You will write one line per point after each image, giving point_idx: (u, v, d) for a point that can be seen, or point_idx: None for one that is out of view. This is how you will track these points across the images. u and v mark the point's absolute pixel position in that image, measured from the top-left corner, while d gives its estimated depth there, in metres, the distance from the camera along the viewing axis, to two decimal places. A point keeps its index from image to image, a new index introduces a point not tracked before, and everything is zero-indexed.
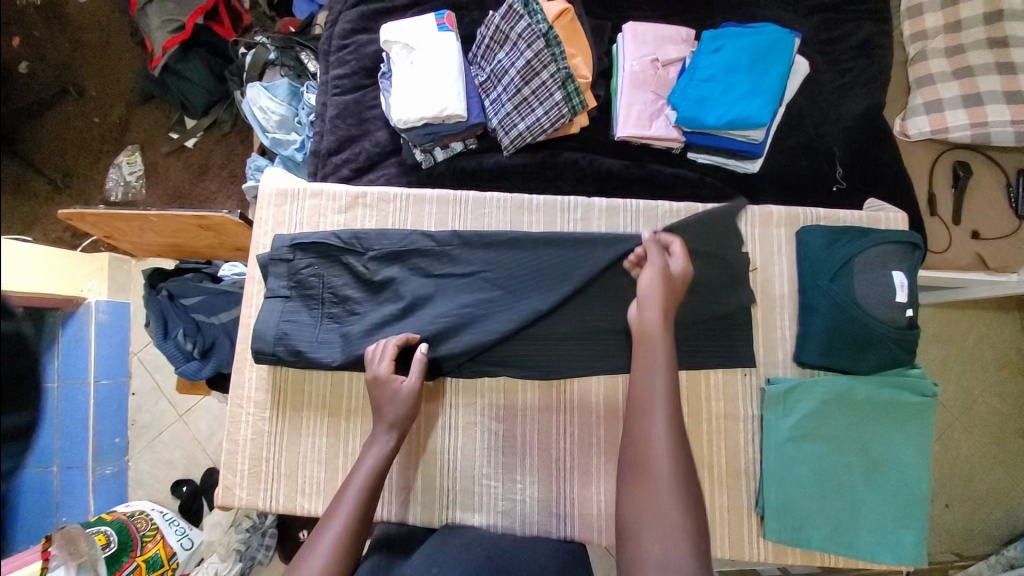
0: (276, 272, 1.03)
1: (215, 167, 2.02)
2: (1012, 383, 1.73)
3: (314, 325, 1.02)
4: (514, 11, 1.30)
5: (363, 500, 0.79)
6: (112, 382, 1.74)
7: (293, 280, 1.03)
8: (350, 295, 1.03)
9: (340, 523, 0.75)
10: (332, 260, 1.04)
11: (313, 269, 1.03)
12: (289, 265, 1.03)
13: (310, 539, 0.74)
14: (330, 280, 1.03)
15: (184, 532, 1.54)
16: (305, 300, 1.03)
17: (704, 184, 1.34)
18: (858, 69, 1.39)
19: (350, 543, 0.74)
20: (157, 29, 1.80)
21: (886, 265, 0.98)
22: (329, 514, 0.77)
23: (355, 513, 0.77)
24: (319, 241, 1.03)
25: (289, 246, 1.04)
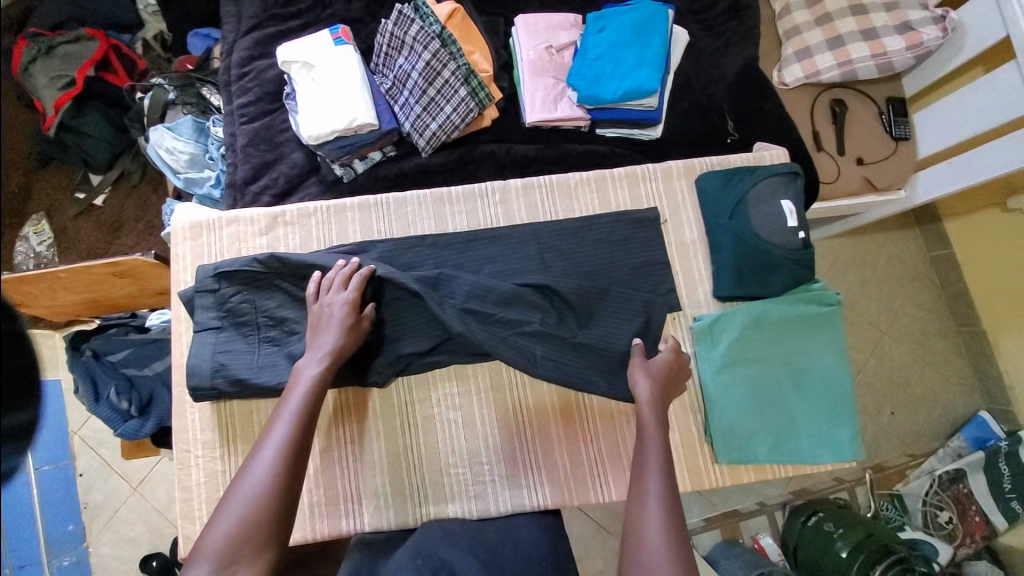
0: (203, 304, 1.01)
1: (130, 222, 1.94)
2: (924, 291, 1.92)
3: (252, 351, 1.01)
4: (406, 16, 1.35)
5: (303, 413, 0.83)
6: (56, 466, 1.63)
7: (222, 309, 1.01)
8: (284, 313, 1.02)
9: (284, 431, 0.81)
10: (260, 285, 1.02)
11: (241, 294, 1.02)
12: (216, 295, 1.01)
13: (251, 455, 0.78)
14: (261, 303, 1.02)
15: None
16: (238, 328, 1.01)
17: (615, 155, 1.42)
18: (731, 31, 1.53)
19: (294, 450, 0.79)
20: (45, 88, 1.73)
21: (774, 196, 1.09)
22: (272, 425, 0.82)
23: (294, 425, 0.81)
24: (242, 269, 1.01)
25: (212, 275, 1.02)
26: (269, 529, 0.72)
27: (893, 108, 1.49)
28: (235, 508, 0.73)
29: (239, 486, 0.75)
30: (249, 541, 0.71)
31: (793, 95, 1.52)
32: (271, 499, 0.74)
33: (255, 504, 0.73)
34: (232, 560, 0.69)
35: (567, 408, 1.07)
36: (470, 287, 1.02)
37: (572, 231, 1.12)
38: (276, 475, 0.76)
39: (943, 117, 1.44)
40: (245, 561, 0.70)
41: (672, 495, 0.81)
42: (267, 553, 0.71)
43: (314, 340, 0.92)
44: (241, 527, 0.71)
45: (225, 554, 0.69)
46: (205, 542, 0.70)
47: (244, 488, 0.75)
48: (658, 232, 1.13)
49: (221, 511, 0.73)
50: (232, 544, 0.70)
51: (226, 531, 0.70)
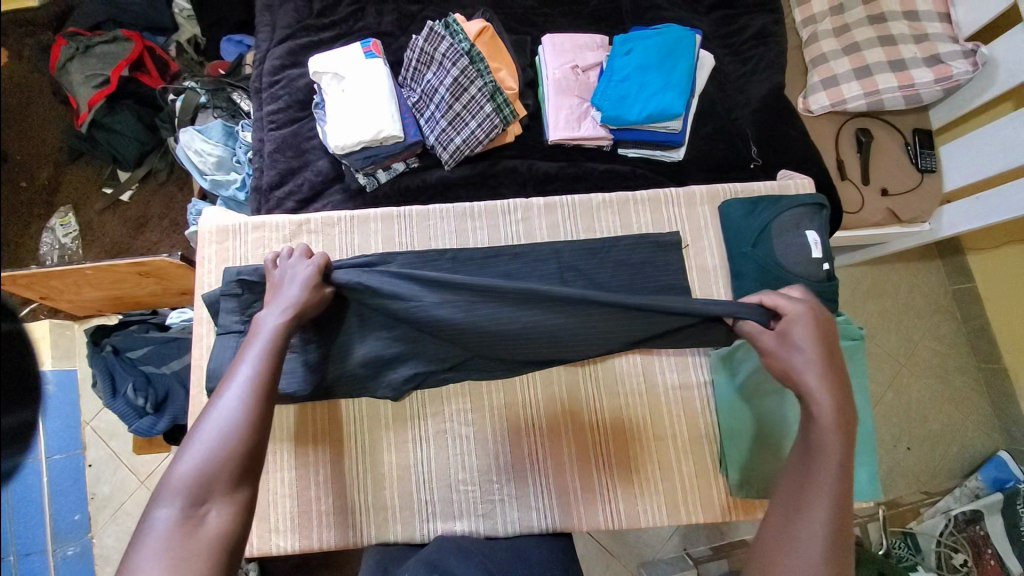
0: (226, 308, 1.02)
1: (154, 218, 1.98)
2: (945, 325, 1.88)
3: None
4: (436, 33, 1.37)
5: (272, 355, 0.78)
6: (66, 455, 1.65)
7: (245, 313, 1.02)
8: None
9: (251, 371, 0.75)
10: None
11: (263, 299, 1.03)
12: (239, 300, 1.02)
13: (216, 391, 0.71)
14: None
15: None
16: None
17: (637, 176, 1.42)
18: (757, 57, 1.53)
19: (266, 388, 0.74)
20: (80, 85, 1.80)
21: (799, 226, 1.07)
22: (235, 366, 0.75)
23: (261, 362, 0.75)
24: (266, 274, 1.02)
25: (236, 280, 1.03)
26: (244, 462, 0.67)
27: (920, 140, 1.48)
28: (204, 444, 0.67)
29: (206, 425, 0.68)
30: (220, 476, 0.65)
31: (818, 123, 1.51)
32: (245, 433, 0.69)
33: (225, 438, 0.67)
34: (205, 493, 0.64)
35: (580, 430, 1.05)
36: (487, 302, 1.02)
37: (592, 252, 1.12)
38: (249, 410, 0.70)
39: (973, 150, 1.42)
40: (218, 495, 0.64)
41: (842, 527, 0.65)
42: (245, 488, 0.67)
43: (277, 294, 0.88)
44: (210, 462, 0.65)
45: (197, 488, 0.64)
46: (171, 480, 0.63)
47: (212, 425, 0.68)
48: (678, 257, 1.12)
49: (186, 447, 0.66)
50: (203, 478, 0.64)
51: (193, 468, 0.65)
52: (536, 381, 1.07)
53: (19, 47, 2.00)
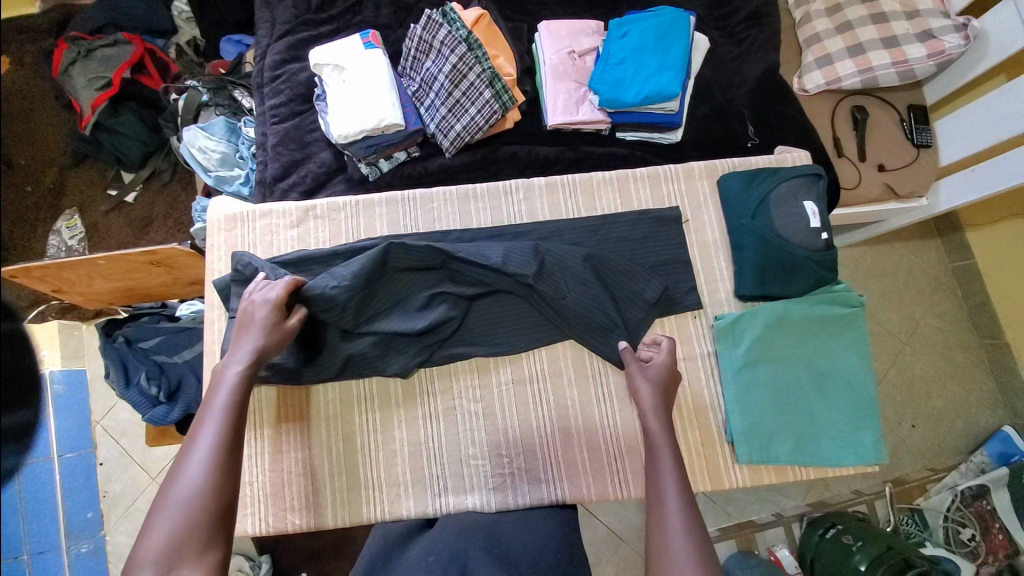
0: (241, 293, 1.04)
1: (159, 219, 2.00)
2: (946, 302, 1.89)
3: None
4: (433, 21, 1.39)
5: (231, 415, 0.80)
6: (77, 454, 1.67)
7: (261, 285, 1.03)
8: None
9: (212, 434, 0.77)
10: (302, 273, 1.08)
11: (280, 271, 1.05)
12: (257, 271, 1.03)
13: (180, 458, 0.74)
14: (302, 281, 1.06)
15: None
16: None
17: (635, 158, 1.44)
18: (751, 38, 1.55)
19: (228, 450, 0.77)
20: (83, 88, 1.82)
21: (797, 197, 1.10)
22: (197, 429, 0.78)
23: (224, 425, 0.78)
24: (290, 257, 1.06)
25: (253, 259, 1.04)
26: (212, 526, 0.71)
27: (915, 115, 1.49)
28: (170, 516, 0.70)
29: (169, 497, 0.72)
30: (189, 541, 0.69)
31: (813, 101, 1.53)
32: (208, 498, 0.72)
33: (190, 507, 0.71)
34: (175, 561, 0.67)
35: (586, 403, 1.07)
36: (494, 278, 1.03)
37: (592, 231, 1.14)
38: (214, 475, 0.74)
39: (966, 124, 1.44)
40: (188, 560, 0.68)
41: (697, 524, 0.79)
42: (214, 549, 0.70)
43: (237, 340, 0.88)
44: (179, 531, 0.69)
45: (166, 556, 0.67)
46: (139, 554, 0.67)
47: (179, 493, 0.72)
48: (677, 233, 1.15)
49: (156, 516, 0.70)
50: (173, 546, 0.68)
51: (163, 537, 0.68)
52: (542, 355, 1.09)
53: (20, 53, 2.03)
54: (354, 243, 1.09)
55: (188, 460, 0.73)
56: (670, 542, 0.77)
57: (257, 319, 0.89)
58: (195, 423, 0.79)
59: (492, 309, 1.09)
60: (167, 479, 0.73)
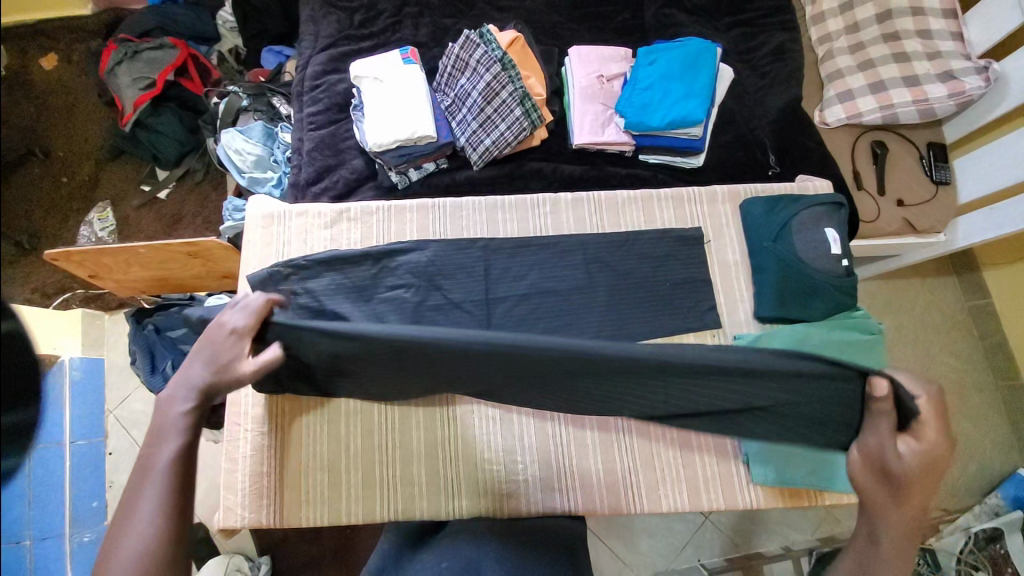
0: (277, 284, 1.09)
1: (189, 216, 2.06)
2: (962, 340, 1.88)
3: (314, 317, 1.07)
4: (470, 41, 1.45)
5: (177, 463, 0.74)
6: (88, 442, 1.70)
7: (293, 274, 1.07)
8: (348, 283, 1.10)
9: (155, 489, 0.72)
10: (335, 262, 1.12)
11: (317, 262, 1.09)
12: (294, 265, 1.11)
13: (123, 516, 0.70)
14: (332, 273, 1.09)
15: None
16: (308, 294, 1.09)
17: (657, 180, 1.49)
18: (775, 71, 1.60)
19: (177, 502, 0.73)
20: (129, 87, 1.91)
21: (818, 224, 1.12)
22: (137, 482, 0.73)
23: (170, 476, 0.74)
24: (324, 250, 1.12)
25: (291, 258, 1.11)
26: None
27: (935, 153, 1.52)
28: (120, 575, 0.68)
29: (117, 555, 0.69)
30: None
31: (834, 134, 1.56)
32: (159, 556, 0.69)
33: (140, 566, 0.68)
34: None
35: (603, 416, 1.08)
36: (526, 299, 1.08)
37: (615, 247, 1.17)
38: (164, 531, 0.71)
39: (986, 164, 1.46)
40: None
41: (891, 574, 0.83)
42: None
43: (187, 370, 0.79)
44: None
45: None
46: None
47: (127, 553, 0.69)
48: (697, 253, 1.17)
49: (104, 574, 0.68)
50: None
51: None
52: None
53: (69, 50, 2.14)
54: (386, 246, 1.14)
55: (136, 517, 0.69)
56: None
57: (216, 339, 0.80)
58: (134, 475, 0.73)
59: (514, 318, 1.11)
60: (112, 536, 0.70)
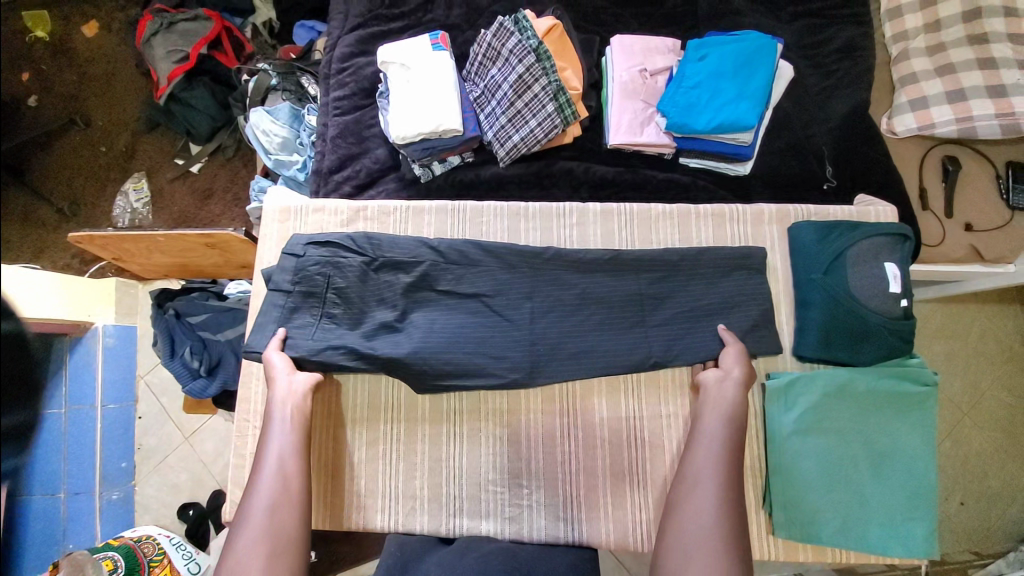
0: (282, 269, 1.02)
1: (219, 191, 2.08)
2: (1017, 375, 1.71)
3: (312, 322, 1.00)
4: (505, 28, 1.35)
5: (272, 510, 0.87)
6: (120, 406, 1.73)
7: (298, 274, 1.01)
8: (349, 285, 1.02)
9: (255, 528, 0.85)
10: (342, 259, 1.02)
11: (321, 264, 1.02)
12: (298, 259, 1.02)
13: (240, 536, 0.85)
14: (334, 278, 1.01)
15: (192, 556, 1.58)
16: (306, 297, 1.01)
17: (697, 188, 1.37)
18: (841, 72, 1.44)
19: (284, 523, 0.87)
20: (162, 60, 1.88)
21: (878, 257, 1.03)
22: (240, 528, 0.86)
23: (271, 515, 0.87)
24: (332, 242, 1.04)
25: (293, 247, 1.04)
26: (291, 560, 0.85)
27: (1014, 174, 1.34)
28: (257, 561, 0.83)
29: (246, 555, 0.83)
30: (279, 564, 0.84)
31: (901, 147, 1.40)
32: (285, 549, 0.85)
33: (271, 552, 0.84)
34: None
35: (616, 446, 1.04)
36: (544, 319, 1.02)
37: (644, 260, 1.06)
38: (283, 531, 0.86)
39: None
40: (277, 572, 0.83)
41: (735, 427, 0.94)
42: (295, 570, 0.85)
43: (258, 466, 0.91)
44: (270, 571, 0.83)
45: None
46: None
47: (256, 545, 0.84)
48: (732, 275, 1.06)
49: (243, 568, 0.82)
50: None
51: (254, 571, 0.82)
52: (576, 388, 1.06)
53: (110, 20, 2.13)
54: (394, 254, 1.03)
55: (250, 534, 0.84)
56: (705, 438, 0.93)
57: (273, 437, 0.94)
58: (237, 522, 0.87)
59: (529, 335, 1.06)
60: (238, 553, 0.84)
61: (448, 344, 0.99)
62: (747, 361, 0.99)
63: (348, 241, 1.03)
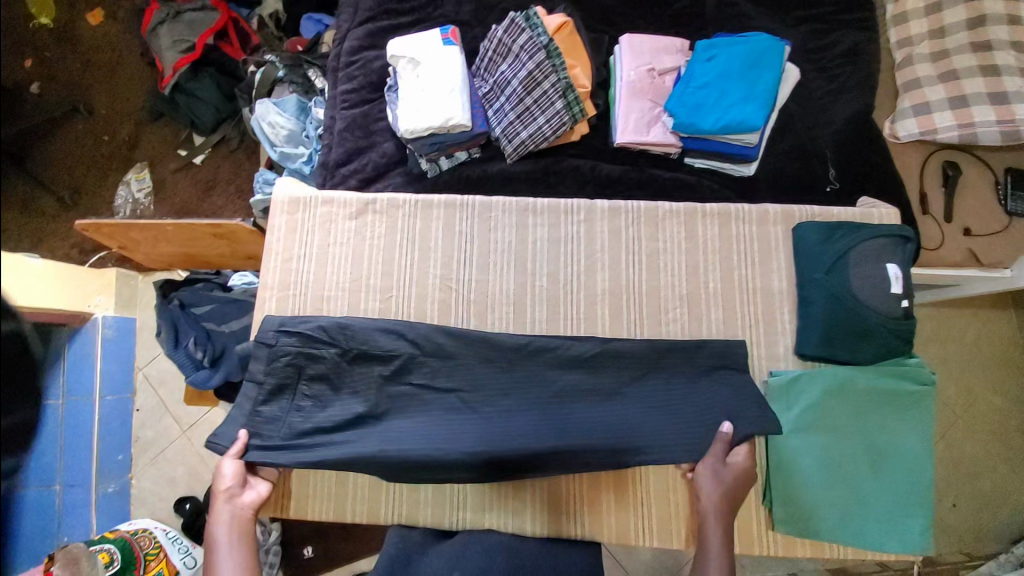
0: (258, 356, 1.04)
1: (222, 183, 2.07)
2: (1012, 380, 1.73)
3: (283, 416, 1.01)
4: (516, 25, 1.36)
5: None
6: (117, 398, 1.73)
7: (271, 368, 1.03)
8: (323, 376, 1.03)
9: None
10: (315, 354, 1.03)
11: (294, 354, 1.03)
12: (270, 350, 1.03)
13: None
14: (308, 367, 1.03)
15: (187, 549, 1.58)
16: (279, 390, 1.02)
17: (703, 188, 1.38)
18: (845, 76, 1.46)
19: None
20: (168, 49, 1.88)
21: (880, 258, 1.05)
22: None
23: None
24: (306, 331, 1.03)
25: (270, 326, 1.04)
26: None
27: (1013, 180, 1.36)
28: None
29: None
30: None
31: (902, 152, 1.42)
32: None
33: None
34: None
35: None
36: None
37: None
38: None
39: None
40: None
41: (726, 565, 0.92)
42: None
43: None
44: None
45: None
46: None
47: None
48: None
49: None
50: None
51: None
52: None
53: (115, 8, 2.12)
54: (370, 347, 1.03)
55: None
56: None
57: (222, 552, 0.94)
58: None
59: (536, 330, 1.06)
60: None
61: (416, 444, 0.96)
62: (731, 473, 0.97)
63: (322, 332, 1.03)
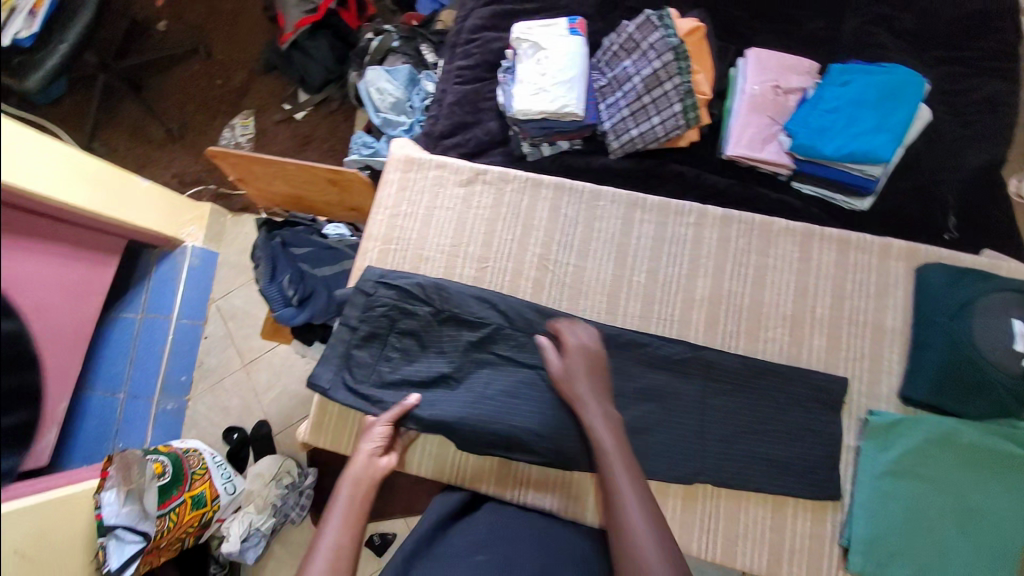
0: (355, 303, 1.06)
1: (317, 139, 2.13)
2: None
3: (372, 364, 1.05)
4: (649, 22, 1.36)
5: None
6: (192, 322, 1.80)
7: (367, 314, 1.06)
8: (413, 332, 1.06)
9: None
10: (410, 309, 1.06)
11: (389, 307, 1.06)
12: (368, 299, 1.06)
13: None
14: (402, 321, 1.05)
15: (230, 477, 1.49)
16: (372, 338, 1.05)
17: (810, 214, 1.33)
18: (981, 124, 1.37)
19: None
20: (293, 7, 1.99)
21: (1007, 312, 0.99)
22: None
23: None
24: (405, 286, 1.06)
25: (370, 276, 1.08)
26: None
27: None
28: None
29: None
30: None
31: None
32: None
33: None
34: None
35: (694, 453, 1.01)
36: None
37: None
38: None
39: None
40: None
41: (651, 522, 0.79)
42: None
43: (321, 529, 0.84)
44: None
45: None
46: None
47: None
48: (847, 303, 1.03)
49: None
50: None
51: None
52: None
53: None
54: (461, 311, 1.05)
55: None
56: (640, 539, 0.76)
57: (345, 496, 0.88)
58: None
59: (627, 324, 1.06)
60: None
61: (494, 417, 0.99)
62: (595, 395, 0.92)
63: (418, 288, 1.05)
